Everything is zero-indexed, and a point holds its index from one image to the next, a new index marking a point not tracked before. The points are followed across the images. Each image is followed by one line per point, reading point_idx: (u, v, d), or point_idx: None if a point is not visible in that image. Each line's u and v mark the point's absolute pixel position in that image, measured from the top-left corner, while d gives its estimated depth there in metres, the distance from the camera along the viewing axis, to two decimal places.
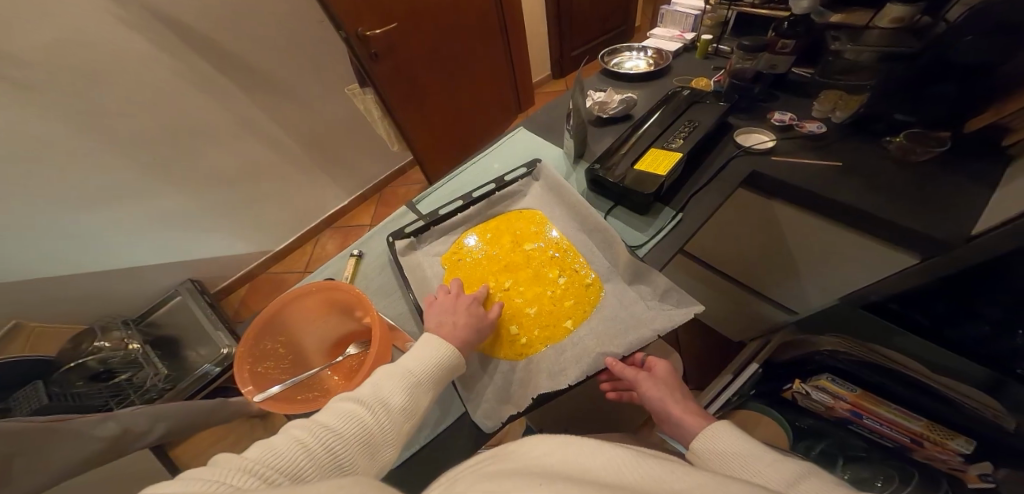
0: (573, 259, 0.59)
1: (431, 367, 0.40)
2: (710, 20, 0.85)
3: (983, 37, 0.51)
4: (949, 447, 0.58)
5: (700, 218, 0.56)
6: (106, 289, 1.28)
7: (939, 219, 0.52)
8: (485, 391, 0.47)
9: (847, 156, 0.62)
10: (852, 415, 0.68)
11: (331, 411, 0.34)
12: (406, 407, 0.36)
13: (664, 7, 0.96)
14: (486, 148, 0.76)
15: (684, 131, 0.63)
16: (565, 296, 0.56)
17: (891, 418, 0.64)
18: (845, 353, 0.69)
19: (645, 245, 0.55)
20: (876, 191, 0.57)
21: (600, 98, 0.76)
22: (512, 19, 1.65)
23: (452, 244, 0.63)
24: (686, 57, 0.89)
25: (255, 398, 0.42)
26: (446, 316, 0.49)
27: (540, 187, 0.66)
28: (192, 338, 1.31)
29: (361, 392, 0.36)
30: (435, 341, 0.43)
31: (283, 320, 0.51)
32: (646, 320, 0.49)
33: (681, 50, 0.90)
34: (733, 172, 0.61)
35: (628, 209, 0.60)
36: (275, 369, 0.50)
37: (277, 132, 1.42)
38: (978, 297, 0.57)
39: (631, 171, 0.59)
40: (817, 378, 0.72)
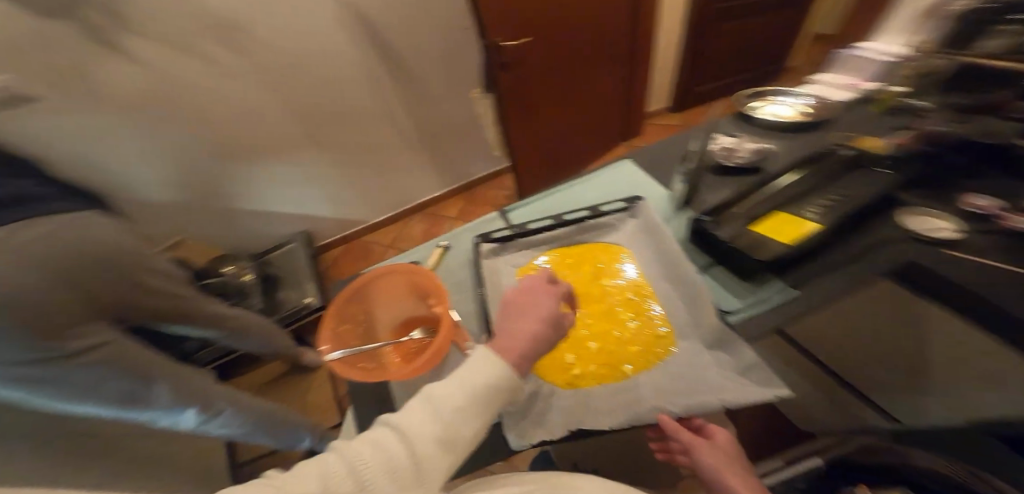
0: (650, 306, 0.56)
1: (483, 388, 0.31)
2: (914, 69, 0.72)
3: None
4: None
5: (822, 297, 0.46)
6: (252, 221, 1.63)
7: None
8: (525, 411, 0.46)
9: None
10: None
11: (363, 440, 0.26)
12: (449, 439, 0.28)
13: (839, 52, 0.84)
14: (587, 174, 0.75)
15: (828, 199, 0.53)
16: (632, 341, 0.52)
17: None
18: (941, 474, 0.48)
19: (740, 312, 0.49)
20: None
21: (728, 145, 0.68)
22: (642, 46, 1.63)
23: (531, 258, 0.64)
24: (857, 111, 0.73)
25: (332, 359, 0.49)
26: (517, 319, 0.42)
27: (636, 225, 0.63)
28: (287, 282, 1.57)
29: (398, 416, 0.29)
30: (487, 352, 0.34)
31: (362, 296, 0.58)
32: (717, 390, 0.41)
33: (852, 101, 0.75)
34: (884, 254, 0.48)
35: (729, 269, 0.55)
36: (352, 328, 0.57)
37: (403, 120, 1.60)
38: None
39: (744, 230, 0.53)
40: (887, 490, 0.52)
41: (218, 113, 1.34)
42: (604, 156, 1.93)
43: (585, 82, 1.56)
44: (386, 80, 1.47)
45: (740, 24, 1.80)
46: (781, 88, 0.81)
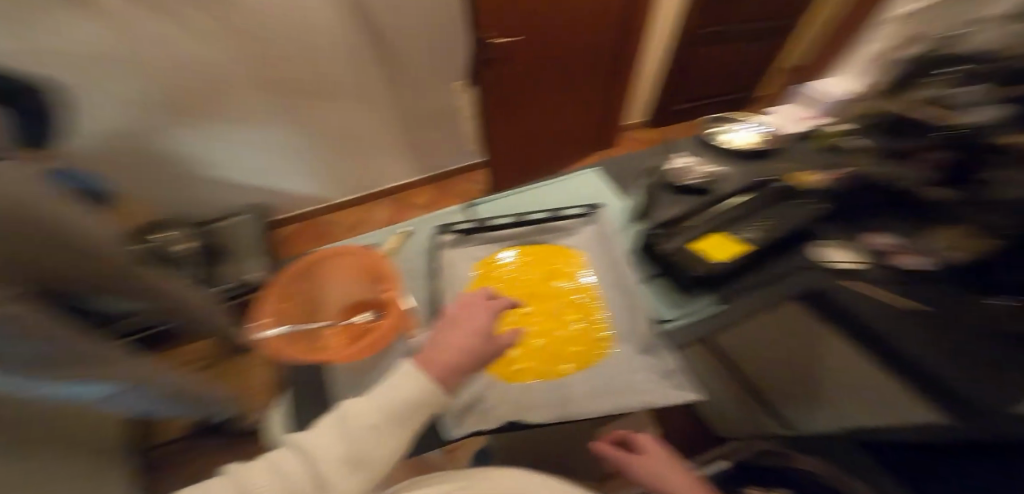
0: (595, 309, 0.58)
1: (403, 410, 0.37)
2: None
3: None
4: None
5: (737, 316, 0.54)
6: (203, 188, 1.54)
7: None
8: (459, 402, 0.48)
9: None
10: None
11: (287, 456, 0.34)
12: (365, 458, 0.35)
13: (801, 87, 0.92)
14: (552, 178, 0.77)
15: (762, 224, 0.58)
16: (572, 341, 0.55)
17: None
18: None
19: (671, 322, 0.55)
20: None
21: (683, 165, 0.72)
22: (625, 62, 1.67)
23: (490, 253, 0.65)
24: (805, 141, 0.80)
25: (267, 335, 0.52)
26: (451, 333, 0.44)
27: (592, 231, 0.66)
28: (233, 256, 1.50)
29: (320, 433, 0.35)
30: (409, 375, 0.39)
31: (312, 273, 0.59)
32: (643, 391, 0.47)
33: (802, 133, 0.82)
34: None
35: (666, 282, 0.60)
36: (292, 307, 0.58)
37: (379, 101, 1.54)
38: None
39: (687, 247, 0.57)
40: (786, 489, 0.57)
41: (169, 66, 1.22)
42: (579, 162, 1.98)
43: (568, 89, 1.58)
44: (366, 58, 1.40)
45: (718, 52, 1.88)
46: (744, 116, 0.86)
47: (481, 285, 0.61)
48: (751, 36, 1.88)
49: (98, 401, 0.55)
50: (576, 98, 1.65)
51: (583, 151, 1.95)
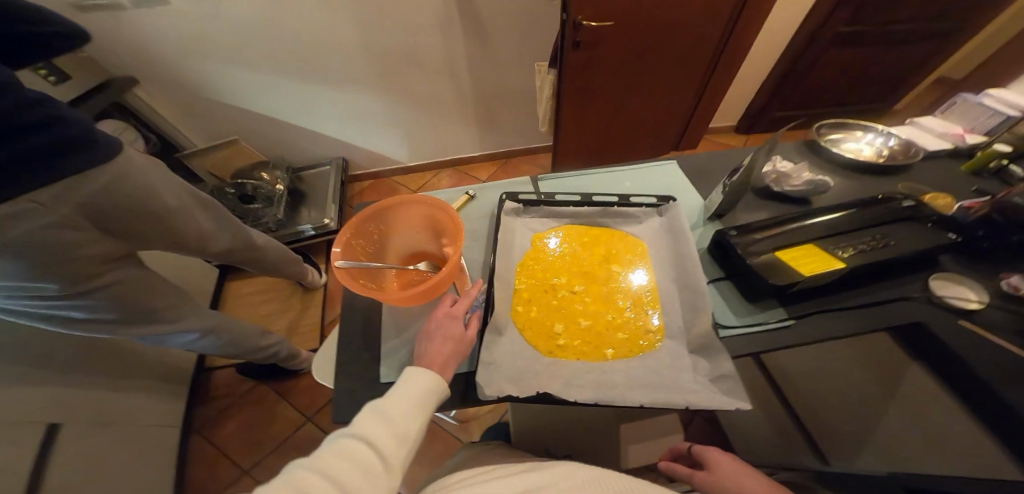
0: (649, 303, 0.56)
1: (416, 406, 0.41)
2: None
3: None
4: None
5: (816, 336, 0.48)
6: (296, 139, 1.70)
7: None
8: (501, 367, 0.48)
9: None
10: None
11: (337, 443, 0.37)
12: (401, 434, 0.39)
13: (959, 96, 0.77)
14: (626, 165, 0.75)
15: (866, 244, 0.51)
16: (619, 328, 0.53)
17: None
18: None
19: (735, 328, 0.50)
20: None
21: (783, 169, 0.65)
22: (723, 68, 1.49)
23: (550, 229, 0.65)
24: (943, 162, 0.69)
25: (337, 263, 0.53)
26: (429, 345, 0.47)
27: (659, 223, 0.63)
28: (313, 202, 1.67)
29: (358, 425, 0.39)
30: (416, 373, 0.43)
31: (386, 216, 0.62)
32: (688, 391, 0.44)
33: (944, 152, 0.70)
34: (891, 311, 0.49)
35: (735, 287, 0.54)
36: (360, 245, 0.59)
37: (463, 76, 1.57)
38: None
39: (769, 254, 0.52)
40: None
41: (283, 28, 1.31)
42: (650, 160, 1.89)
43: (656, 83, 1.48)
44: (460, 34, 1.41)
45: (844, 59, 1.63)
46: (870, 123, 0.74)
47: (537, 256, 0.62)
48: (889, 44, 1.60)
49: (137, 307, 0.69)
50: (661, 94, 1.54)
51: (657, 150, 1.84)
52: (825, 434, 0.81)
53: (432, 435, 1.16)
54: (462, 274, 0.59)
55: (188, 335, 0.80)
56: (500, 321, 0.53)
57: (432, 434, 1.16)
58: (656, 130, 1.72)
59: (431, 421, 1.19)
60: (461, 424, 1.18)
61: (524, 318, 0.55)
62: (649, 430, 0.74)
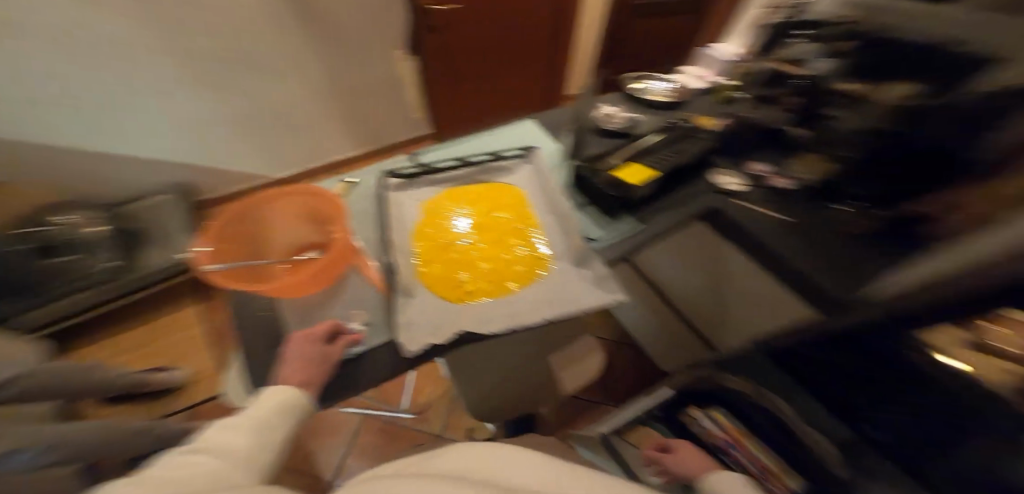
0: (535, 236, 0.64)
1: (274, 413, 0.41)
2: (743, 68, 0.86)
3: None
4: (783, 482, 0.68)
5: (656, 230, 0.64)
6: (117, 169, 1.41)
7: (846, 278, 0.56)
8: (422, 323, 0.51)
9: (796, 213, 0.65)
10: (727, 444, 0.76)
11: (185, 459, 0.32)
12: (254, 440, 0.39)
13: (704, 49, 0.96)
14: (495, 128, 0.82)
15: (667, 155, 0.69)
16: (516, 262, 0.61)
17: (754, 453, 0.73)
18: (738, 388, 0.77)
19: (600, 241, 0.62)
20: (812, 247, 0.60)
21: (607, 112, 0.80)
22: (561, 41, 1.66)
23: (437, 194, 0.69)
24: (706, 97, 0.89)
25: (199, 269, 0.48)
26: (288, 369, 0.45)
27: (529, 169, 0.72)
28: (160, 238, 1.41)
29: (206, 444, 0.35)
30: (269, 394, 0.43)
31: (256, 215, 0.57)
32: (576, 298, 0.54)
33: (703, 90, 0.89)
34: (694, 202, 0.68)
35: (596, 208, 0.67)
36: (234, 246, 0.56)
37: (314, 71, 1.45)
38: None
39: (611, 176, 0.65)
40: (712, 411, 0.81)
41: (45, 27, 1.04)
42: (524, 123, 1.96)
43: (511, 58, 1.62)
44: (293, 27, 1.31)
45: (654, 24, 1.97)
46: (656, 74, 0.92)
47: (429, 222, 0.65)
48: None
49: None
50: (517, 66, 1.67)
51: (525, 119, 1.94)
52: (696, 315, 1.06)
53: (392, 436, 1.14)
54: (358, 254, 0.60)
55: (24, 457, 0.61)
56: (409, 285, 0.56)
57: (392, 438, 1.15)
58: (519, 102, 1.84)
59: (386, 424, 1.16)
60: (419, 416, 1.17)
61: (430, 276, 0.58)
62: (572, 358, 0.85)
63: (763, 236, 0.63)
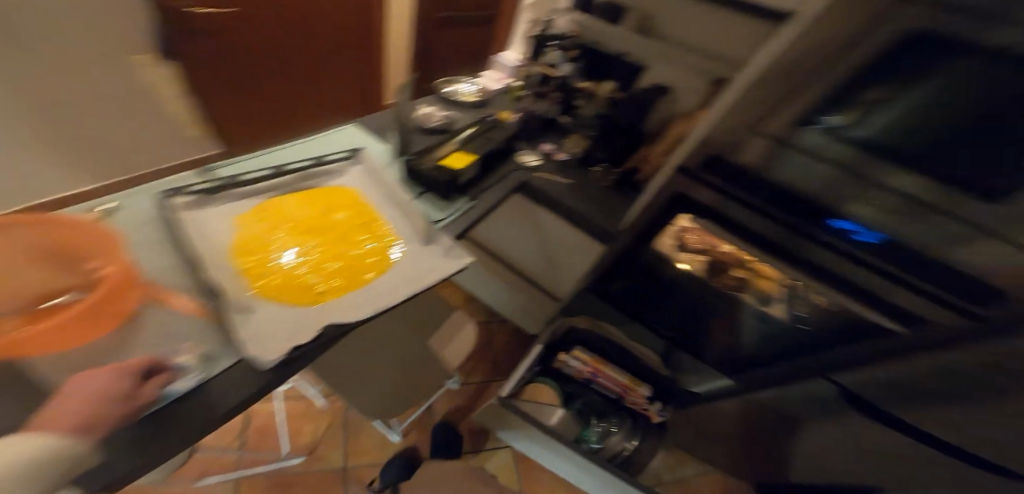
0: (380, 228, 0.66)
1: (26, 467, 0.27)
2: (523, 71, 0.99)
3: (629, 108, 0.87)
4: (639, 392, 0.98)
5: (486, 205, 0.77)
6: None
7: (607, 214, 0.82)
8: (274, 332, 0.47)
9: (575, 177, 0.87)
10: (592, 375, 1.00)
11: None
12: None
13: (496, 57, 1.11)
14: (308, 136, 0.79)
15: (480, 143, 0.81)
16: (367, 255, 0.62)
17: (611, 374, 1.00)
18: (585, 327, 1.01)
19: (443, 220, 0.71)
20: (586, 199, 0.83)
21: (426, 112, 0.89)
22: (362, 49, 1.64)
23: (255, 206, 0.63)
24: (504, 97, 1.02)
25: None
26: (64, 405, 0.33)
27: (359, 169, 0.74)
28: None
29: None
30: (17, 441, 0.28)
31: None
32: (436, 268, 0.61)
33: (501, 91, 1.03)
34: (507, 179, 0.82)
35: (433, 195, 0.75)
36: None
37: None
38: (631, 273, 0.93)
39: (439, 164, 0.74)
40: (575, 351, 1.02)
41: None
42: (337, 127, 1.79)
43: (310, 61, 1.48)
44: None
45: None
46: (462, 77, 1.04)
47: (247, 235, 0.58)
48: None
49: None
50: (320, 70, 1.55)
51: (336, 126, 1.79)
52: None
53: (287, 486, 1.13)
54: (150, 286, 0.48)
55: None
56: (243, 304, 0.49)
57: (287, 487, 1.13)
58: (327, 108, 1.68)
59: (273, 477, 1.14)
60: (311, 456, 1.18)
61: (270, 289, 0.53)
62: (446, 337, 0.92)
63: (556, 195, 0.82)
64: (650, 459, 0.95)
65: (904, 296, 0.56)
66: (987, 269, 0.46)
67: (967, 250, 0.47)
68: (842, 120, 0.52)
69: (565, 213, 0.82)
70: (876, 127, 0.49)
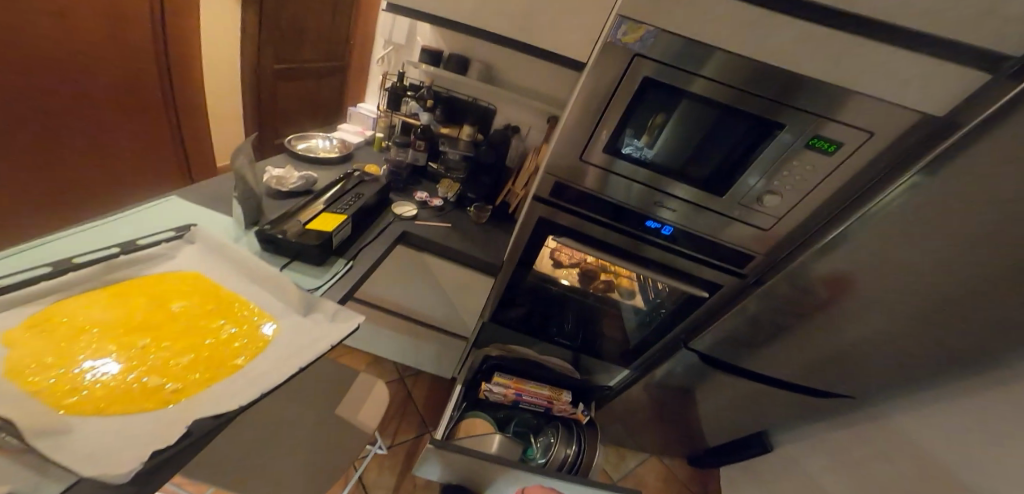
0: (240, 307, 0.57)
1: None
2: (383, 123, 1.02)
3: (489, 151, 0.93)
4: (563, 397, 1.09)
5: (368, 263, 0.71)
6: None
7: (490, 249, 0.87)
8: (123, 443, 0.36)
9: (453, 219, 0.90)
10: (518, 395, 1.07)
11: None
12: None
13: (350, 109, 1.09)
14: (102, 216, 0.62)
15: (350, 201, 0.77)
16: (231, 340, 0.52)
17: (534, 390, 1.09)
18: (497, 355, 1.11)
19: (321, 286, 0.63)
20: (466, 239, 0.86)
21: (279, 174, 0.80)
22: (182, 102, 1.40)
23: (34, 316, 0.45)
24: (367, 149, 1.04)
25: None
26: None
27: (196, 249, 0.63)
28: None
29: None
30: None
31: None
32: (323, 336, 0.54)
33: (362, 143, 1.03)
34: (387, 232, 0.80)
35: (303, 262, 0.67)
36: None
37: None
38: (523, 298, 1.00)
39: (304, 229, 0.67)
40: (498, 379, 1.09)
41: None
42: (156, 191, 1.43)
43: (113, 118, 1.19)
44: None
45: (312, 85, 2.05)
46: (315, 132, 0.98)
47: (36, 348, 0.42)
48: None
49: None
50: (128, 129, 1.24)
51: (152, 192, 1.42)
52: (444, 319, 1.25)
53: None
54: None
55: None
56: (51, 424, 0.35)
57: None
58: (138, 175, 1.33)
59: None
60: None
61: (98, 403, 0.39)
62: (356, 401, 0.80)
63: (438, 239, 0.83)
64: (595, 456, 0.96)
65: (706, 271, 0.81)
66: (739, 238, 0.75)
67: (723, 233, 0.74)
68: (642, 144, 0.69)
69: (451, 255, 0.84)
70: (660, 149, 0.69)
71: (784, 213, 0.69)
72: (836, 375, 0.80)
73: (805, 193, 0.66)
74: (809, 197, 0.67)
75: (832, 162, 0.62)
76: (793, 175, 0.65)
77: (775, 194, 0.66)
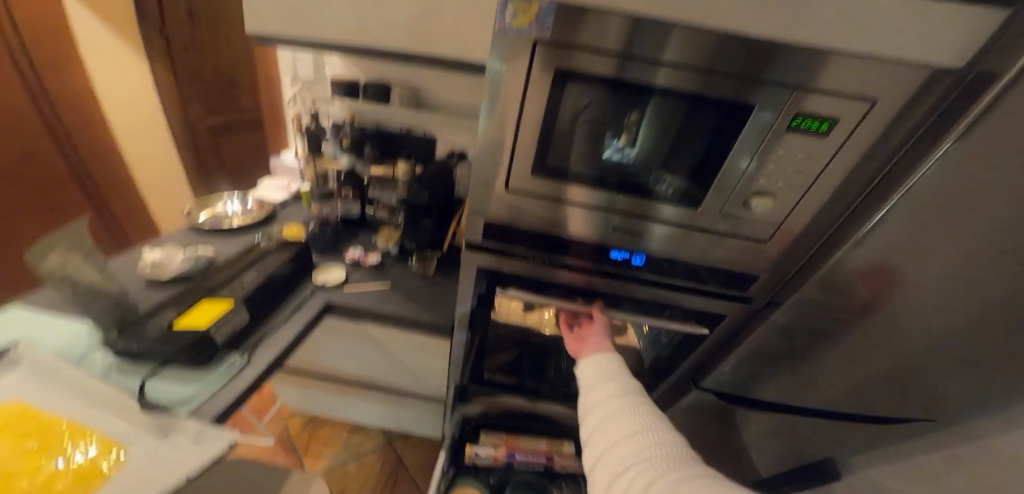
0: (76, 440, 0.45)
1: None
2: (311, 171, 0.90)
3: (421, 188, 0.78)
4: (565, 450, 0.92)
5: (269, 358, 0.57)
6: None
7: (439, 307, 0.73)
8: None
9: (394, 277, 0.77)
10: (509, 456, 0.90)
11: None
12: None
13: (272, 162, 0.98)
14: None
15: (248, 278, 0.63)
16: (52, 485, 0.40)
17: (528, 447, 0.92)
18: (475, 417, 0.95)
19: (202, 393, 0.51)
20: (410, 300, 0.73)
21: (157, 258, 0.67)
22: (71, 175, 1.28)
23: None
24: (295, 206, 0.91)
25: None
26: None
27: (26, 373, 0.50)
28: None
29: None
30: None
31: None
32: (175, 466, 0.41)
33: (289, 200, 0.92)
34: (308, 309, 0.66)
35: (180, 367, 0.54)
36: None
37: None
38: (496, 351, 0.85)
39: (168, 330, 0.52)
40: (484, 440, 0.92)
41: None
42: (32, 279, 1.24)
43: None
44: None
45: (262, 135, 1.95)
46: (221, 196, 0.87)
47: None
48: None
49: None
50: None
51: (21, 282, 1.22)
52: None
53: None
54: None
55: None
56: None
57: None
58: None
59: None
60: None
61: None
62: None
63: (374, 306, 0.69)
64: None
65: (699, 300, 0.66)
66: (730, 255, 0.59)
67: (715, 253, 0.59)
68: (622, 143, 0.52)
69: (392, 321, 0.70)
70: (646, 150, 0.52)
71: (782, 218, 0.54)
72: (911, 417, 0.54)
73: (800, 191, 0.51)
74: (811, 192, 0.51)
75: (828, 146, 0.47)
76: (781, 169, 0.49)
77: (766, 195, 0.51)
